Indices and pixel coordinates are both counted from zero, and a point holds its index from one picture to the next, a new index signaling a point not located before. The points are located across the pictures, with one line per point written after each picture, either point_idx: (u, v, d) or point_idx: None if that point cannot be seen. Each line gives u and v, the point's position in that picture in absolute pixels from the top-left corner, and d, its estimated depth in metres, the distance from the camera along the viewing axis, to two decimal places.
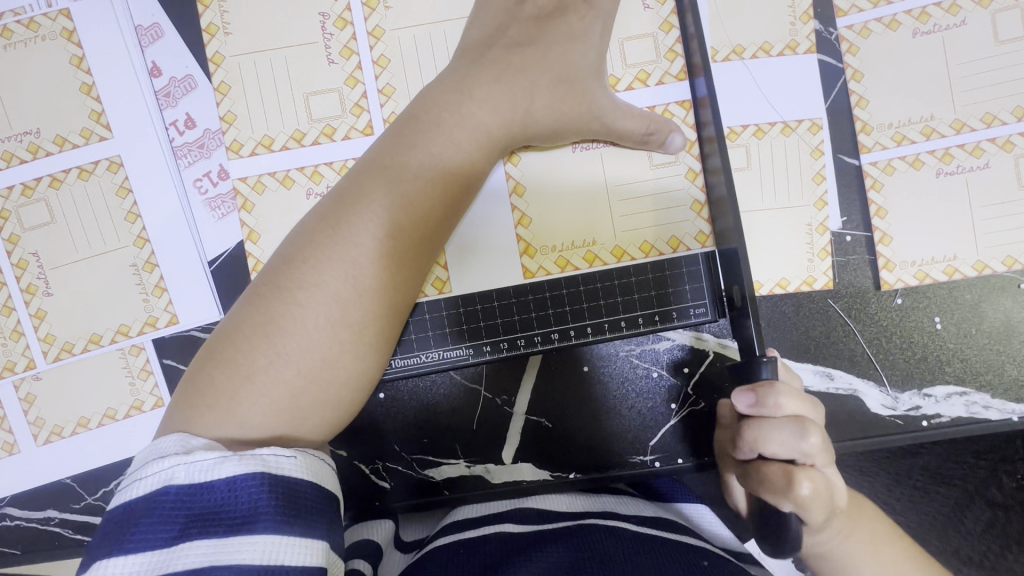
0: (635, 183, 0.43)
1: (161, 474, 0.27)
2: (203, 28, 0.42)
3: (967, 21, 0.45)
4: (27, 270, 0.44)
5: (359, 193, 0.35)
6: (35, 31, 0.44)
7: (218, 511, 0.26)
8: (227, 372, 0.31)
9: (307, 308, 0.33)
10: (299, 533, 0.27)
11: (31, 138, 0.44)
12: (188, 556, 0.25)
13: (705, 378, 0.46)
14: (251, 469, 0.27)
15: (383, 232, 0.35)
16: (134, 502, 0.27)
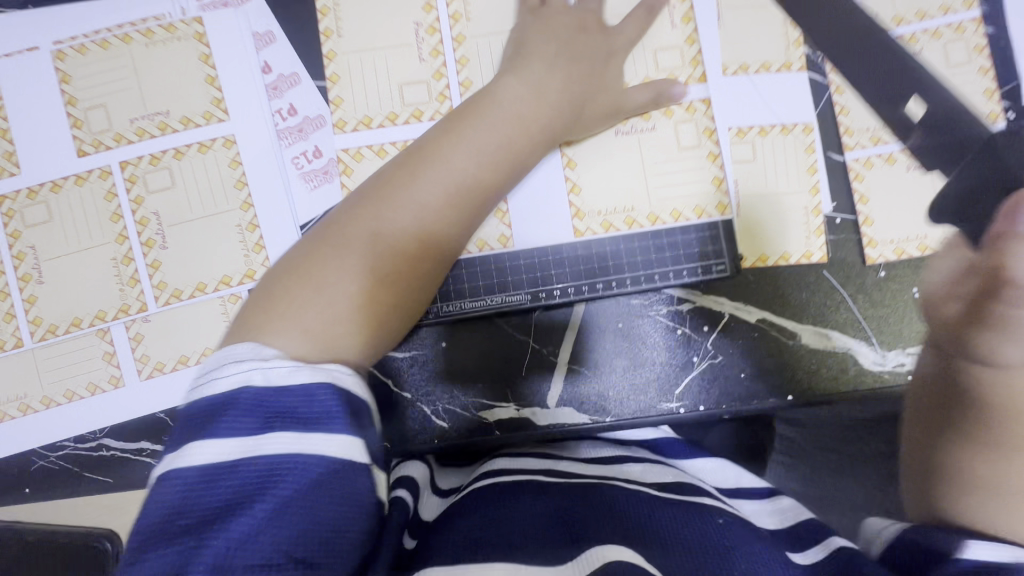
0: (666, 165, 0.54)
1: (241, 374, 0.33)
2: (322, 31, 0.53)
3: (924, 50, 0.55)
4: (148, 227, 0.51)
5: (433, 157, 0.46)
6: (173, 33, 0.53)
7: (296, 409, 0.32)
8: (305, 282, 0.39)
9: (371, 241, 0.42)
10: (360, 437, 0.34)
11: (161, 118, 0.52)
12: (272, 442, 0.31)
13: (723, 335, 0.54)
14: (321, 380, 0.34)
15: (449, 187, 0.45)
16: (219, 397, 0.32)
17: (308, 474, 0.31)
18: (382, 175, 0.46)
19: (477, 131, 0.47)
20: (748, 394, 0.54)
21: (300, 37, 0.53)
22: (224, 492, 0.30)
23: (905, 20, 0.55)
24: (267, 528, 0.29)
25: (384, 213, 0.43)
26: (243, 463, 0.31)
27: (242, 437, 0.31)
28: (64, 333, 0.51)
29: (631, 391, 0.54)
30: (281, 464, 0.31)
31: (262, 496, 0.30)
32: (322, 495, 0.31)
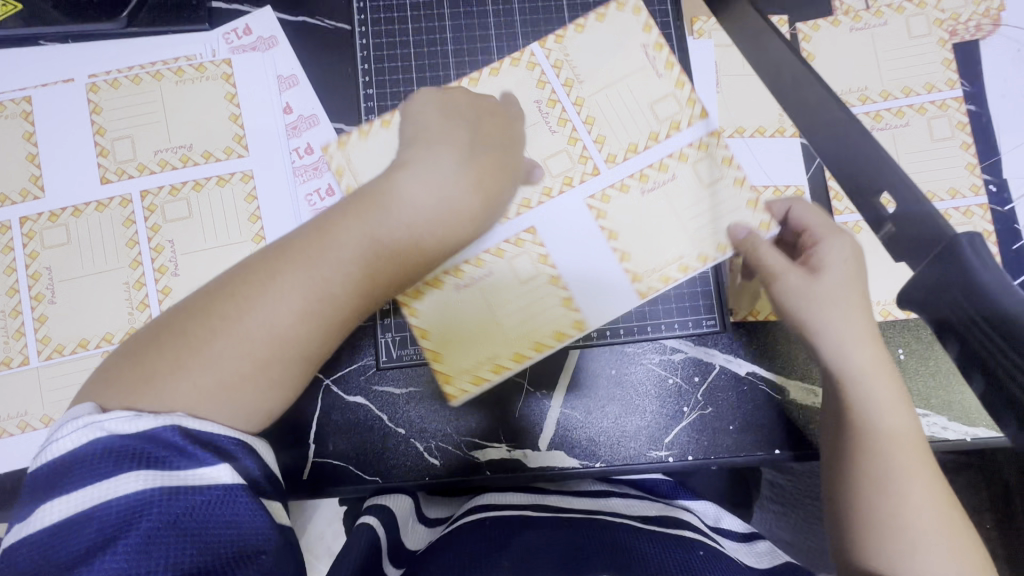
0: (677, 216, 0.54)
1: (81, 432, 0.35)
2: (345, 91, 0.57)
3: (909, 123, 0.58)
4: (162, 254, 0.53)
5: (307, 254, 0.40)
6: (202, 72, 0.56)
7: (144, 451, 0.34)
8: (175, 371, 0.37)
9: (217, 339, 0.38)
10: (222, 464, 0.36)
11: (184, 151, 0.55)
12: (123, 486, 0.33)
13: (713, 386, 0.56)
14: (169, 423, 0.36)
15: (312, 296, 0.39)
16: (63, 456, 0.34)
17: (173, 505, 0.34)
18: (250, 261, 0.41)
19: (353, 234, 0.41)
20: (735, 445, 0.55)
21: (327, 85, 0.57)
22: (86, 538, 0.32)
23: (891, 95, 0.59)
24: (135, 558, 0.32)
25: (240, 305, 0.39)
26: (96, 511, 0.33)
27: (92, 488, 0.33)
28: (71, 353, 0.52)
29: (620, 438, 0.55)
30: (137, 504, 0.33)
31: (123, 534, 0.32)
32: (190, 521, 0.34)
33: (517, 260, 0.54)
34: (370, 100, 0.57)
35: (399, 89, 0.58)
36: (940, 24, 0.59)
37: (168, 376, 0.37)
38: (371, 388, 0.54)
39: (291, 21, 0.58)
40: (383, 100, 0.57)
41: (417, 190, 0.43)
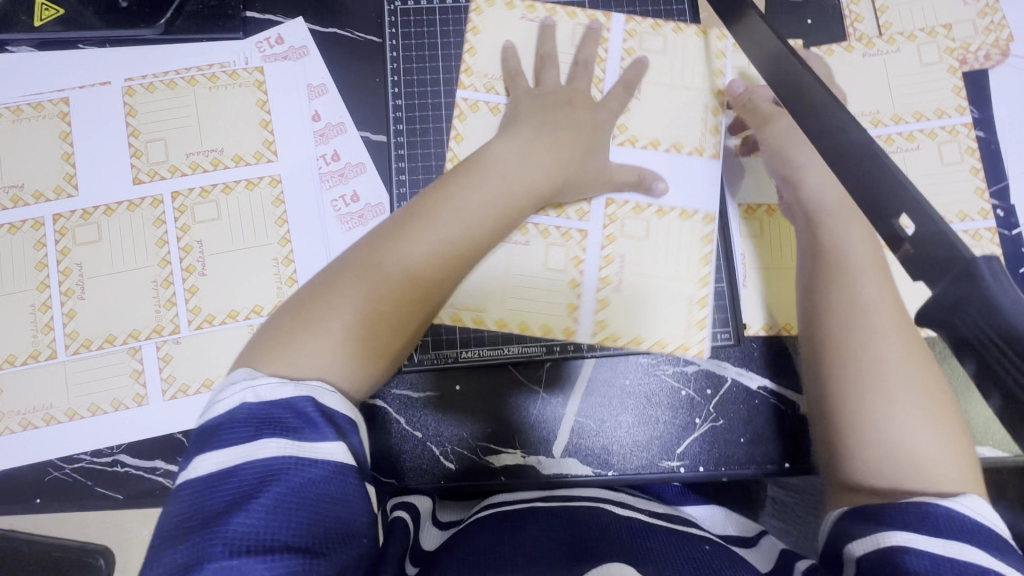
0: (692, 235, 0.57)
1: (238, 395, 0.37)
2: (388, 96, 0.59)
3: (920, 147, 0.60)
4: (190, 254, 0.54)
5: (422, 212, 0.47)
6: (236, 79, 0.58)
7: (283, 420, 0.36)
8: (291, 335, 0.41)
9: (337, 303, 0.43)
10: (342, 442, 0.37)
11: (215, 154, 0.56)
12: (263, 449, 0.34)
13: (725, 399, 0.57)
14: (305, 394, 0.38)
15: (433, 243, 0.45)
16: (220, 416, 0.36)
17: (302, 476, 0.34)
18: (377, 231, 0.47)
19: (469, 193, 0.48)
20: (746, 458, 0.56)
21: (356, 95, 0.59)
22: (227, 495, 0.33)
23: (902, 119, 0.60)
24: (270, 520, 0.32)
25: (377, 259, 0.45)
26: (240, 470, 0.34)
27: (238, 448, 0.35)
28: (97, 348, 0.53)
29: (633, 447, 0.56)
30: (274, 469, 0.34)
31: (258, 496, 0.33)
32: (315, 493, 0.34)
33: (552, 249, 0.57)
34: (398, 109, 0.59)
35: (427, 100, 0.59)
36: (951, 53, 0.61)
37: (292, 342, 0.41)
38: (390, 391, 0.55)
39: (322, 32, 0.60)
40: (411, 110, 0.59)
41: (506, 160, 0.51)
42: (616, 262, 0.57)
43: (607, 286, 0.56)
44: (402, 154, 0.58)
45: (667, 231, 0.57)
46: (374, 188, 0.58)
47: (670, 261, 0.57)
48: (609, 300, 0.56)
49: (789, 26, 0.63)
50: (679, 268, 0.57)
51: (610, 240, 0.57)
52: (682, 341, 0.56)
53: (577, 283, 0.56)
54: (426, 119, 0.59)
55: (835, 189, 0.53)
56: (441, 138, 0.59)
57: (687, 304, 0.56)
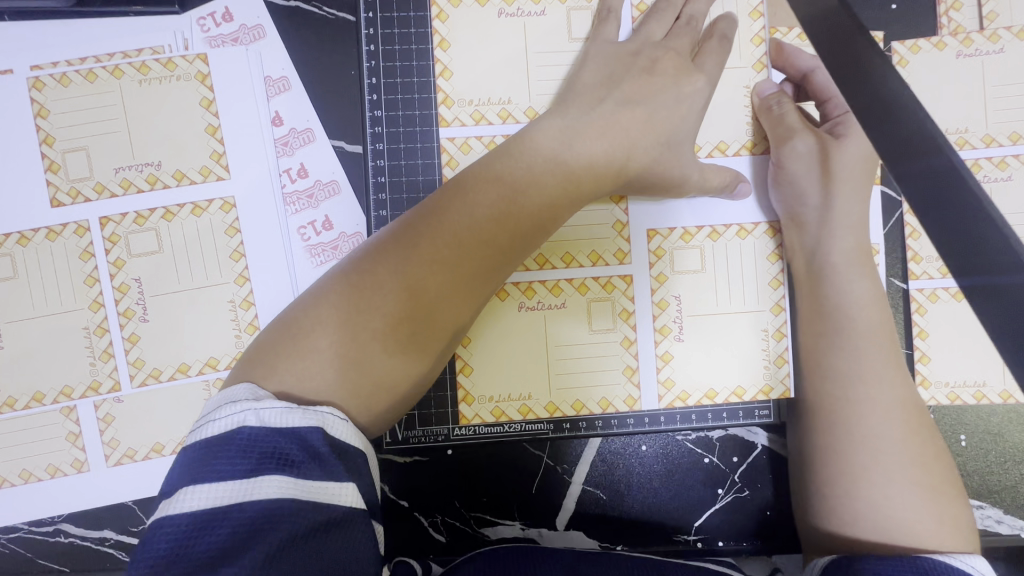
0: (735, 286, 0.47)
1: (236, 415, 0.31)
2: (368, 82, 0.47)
3: (1013, 177, 0.49)
4: (127, 295, 0.45)
5: (491, 165, 0.40)
6: (172, 70, 0.46)
7: (290, 452, 0.30)
8: (293, 346, 0.36)
9: (348, 300, 0.37)
10: (352, 483, 0.32)
11: (151, 170, 0.46)
12: (263, 488, 0.28)
13: (753, 468, 0.50)
14: (314, 423, 0.32)
15: (503, 201, 0.39)
16: (210, 439, 0.30)
17: (305, 518, 0.29)
18: (392, 222, 0.40)
19: (493, 185, 0.39)
20: (771, 532, 0.50)
21: (324, 89, 0.47)
22: (215, 541, 0.27)
23: (995, 141, 0.50)
24: None
25: (375, 267, 0.37)
26: (233, 510, 0.28)
27: (231, 483, 0.28)
28: (24, 408, 0.45)
29: (647, 517, 0.50)
30: (275, 512, 0.28)
31: (254, 545, 0.27)
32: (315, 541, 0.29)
33: (596, 306, 0.47)
34: (376, 115, 0.46)
35: (412, 110, 0.46)
36: None
37: (291, 358, 0.35)
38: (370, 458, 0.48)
39: (279, 5, 0.47)
40: (393, 123, 0.46)
41: (550, 143, 0.41)
42: (671, 305, 0.47)
43: (664, 337, 0.47)
44: (382, 181, 0.46)
45: (734, 257, 0.47)
46: (349, 214, 0.47)
47: (735, 290, 0.47)
48: (672, 354, 0.47)
49: (867, 13, 0.51)
50: (748, 300, 0.47)
51: (661, 280, 0.47)
52: (758, 384, 0.47)
53: (631, 342, 0.48)
54: (413, 136, 0.46)
55: (852, 236, 0.45)
56: (429, 151, 0.46)
57: (759, 338, 0.47)
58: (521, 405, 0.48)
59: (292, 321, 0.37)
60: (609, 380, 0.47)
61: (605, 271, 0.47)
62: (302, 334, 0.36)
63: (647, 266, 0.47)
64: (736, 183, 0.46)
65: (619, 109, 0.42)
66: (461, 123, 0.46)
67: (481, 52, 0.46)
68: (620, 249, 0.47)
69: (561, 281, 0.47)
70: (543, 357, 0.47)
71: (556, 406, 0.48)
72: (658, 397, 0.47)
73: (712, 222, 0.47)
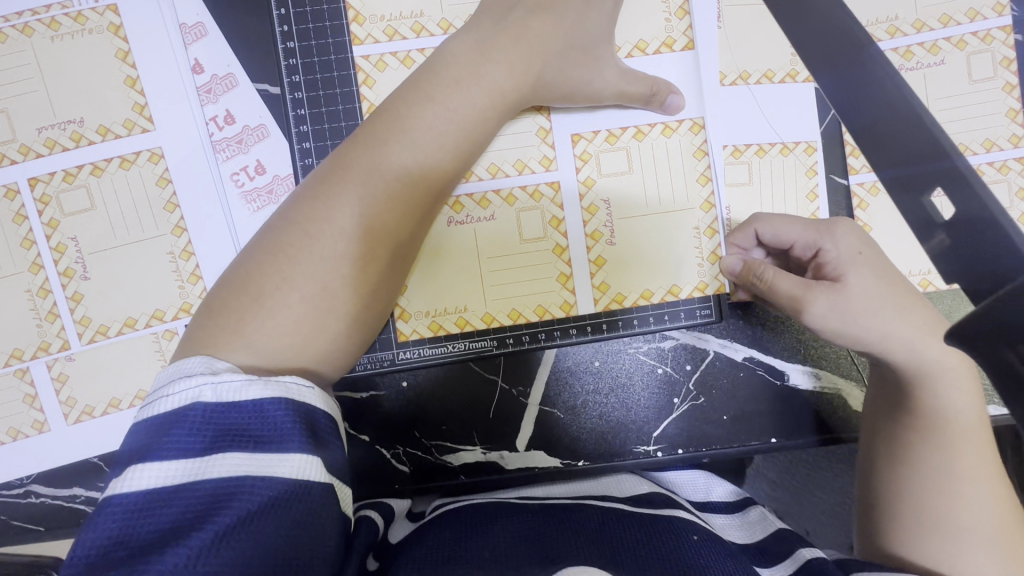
0: (667, 183, 0.45)
1: (191, 391, 0.29)
2: (277, 15, 0.45)
3: (945, 61, 0.49)
4: (65, 254, 0.45)
5: (419, 91, 0.40)
6: (82, 24, 0.45)
7: (248, 428, 0.28)
8: (247, 296, 0.34)
9: (299, 244, 0.36)
10: (319, 458, 0.30)
11: (75, 127, 0.45)
12: (218, 466, 0.27)
13: (707, 375, 0.51)
14: (276, 395, 0.29)
15: (452, 125, 0.40)
16: (163, 416, 0.28)
17: (260, 495, 0.27)
18: (325, 161, 0.40)
19: (428, 110, 0.39)
20: (729, 437, 0.51)
21: (239, 30, 0.46)
22: (166, 519, 0.26)
23: (926, 25, 0.49)
24: (211, 559, 0.25)
25: (325, 211, 0.37)
26: (186, 488, 0.27)
27: (185, 460, 0.27)
28: None
29: (608, 431, 0.50)
30: (229, 489, 0.27)
31: (205, 525, 0.26)
32: (273, 520, 0.27)
33: (526, 215, 0.45)
34: (292, 51, 0.45)
35: (325, 39, 0.45)
36: None
37: (248, 310, 0.34)
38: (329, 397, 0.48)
39: None
40: (308, 55, 0.45)
41: (463, 57, 0.41)
42: (602, 210, 0.45)
43: (597, 243, 0.45)
44: (302, 114, 0.46)
45: (660, 156, 0.45)
46: (280, 156, 0.47)
47: (665, 188, 0.45)
48: (605, 258, 0.45)
49: None
50: (677, 196, 0.45)
51: (589, 185, 0.45)
52: (694, 282, 0.46)
53: (564, 249, 0.45)
54: (329, 65, 0.45)
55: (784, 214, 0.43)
56: (348, 80, 0.45)
57: (692, 237, 0.46)
58: (457, 319, 0.46)
59: (246, 277, 0.35)
60: (544, 287, 0.46)
61: (532, 179, 0.45)
62: (264, 295, 0.34)
63: (574, 171, 0.45)
64: (662, 88, 0.44)
65: (530, 20, 0.42)
66: (374, 41, 0.45)
67: None
68: (547, 155, 0.45)
69: (487, 193, 0.45)
70: (479, 273, 0.45)
71: (491, 318, 0.46)
72: (593, 301, 0.46)
73: (636, 121, 0.45)
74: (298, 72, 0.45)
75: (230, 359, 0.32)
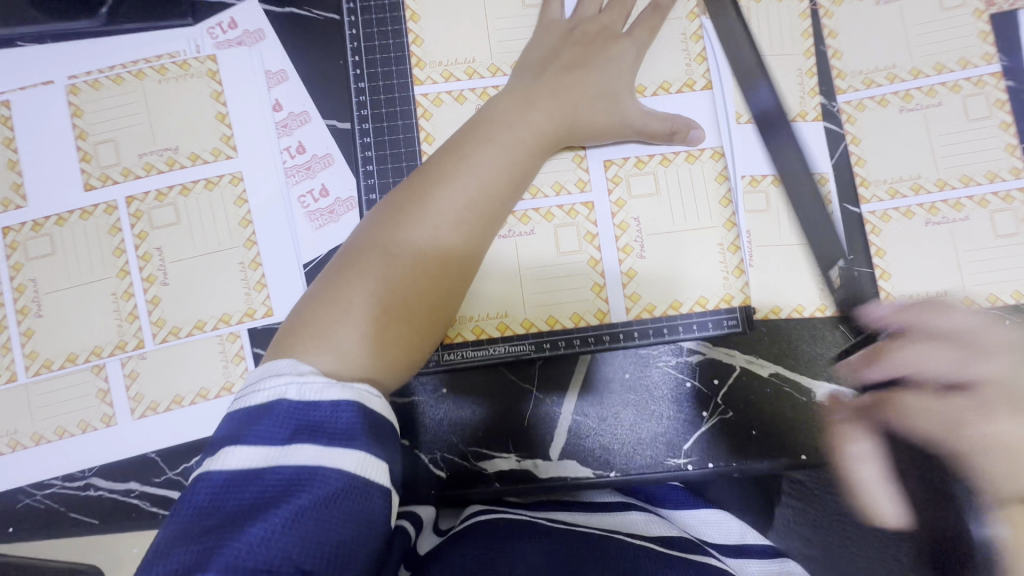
0: (695, 204, 0.50)
1: (278, 388, 0.33)
2: (348, 65, 0.53)
3: (943, 102, 0.54)
4: (150, 262, 0.51)
5: (478, 135, 0.46)
6: (186, 70, 0.53)
7: (323, 425, 0.32)
8: (332, 305, 0.39)
9: (377, 261, 0.40)
10: (380, 460, 0.33)
11: (170, 154, 0.52)
12: (296, 453, 0.31)
13: (734, 390, 0.52)
14: (350, 397, 0.33)
15: (505, 162, 0.45)
16: (254, 407, 0.33)
17: (324, 488, 0.30)
18: (395, 191, 0.45)
19: (488, 151, 0.45)
20: (758, 450, 0.52)
21: (316, 76, 0.54)
22: (248, 497, 0.30)
23: (923, 72, 0.54)
24: (283, 536, 0.28)
25: (402, 234, 0.42)
26: (266, 471, 0.31)
27: (269, 447, 0.31)
28: (59, 368, 0.50)
29: (641, 445, 0.52)
30: (302, 476, 0.30)
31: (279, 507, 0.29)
32: (336, 509, 0.30)
33: (562, 231, 0.50)
34: (361, 92, 0.53)
35: (390, 80, 0.52)
36: None
37: (333, 315, 0.38)
38: None
39: (275, 11, 0.54)
40: (374, 94, 0.52)
41: (512, 97, 0.48)
42: (632, 227, 0.50)
43: (629, 256, 0.50)
44: (366, 142, 0.52)
45: (685, 179, 0.50)
46: (343, 180, 0.53)
47: (691, 208, 0.50)
48: (636, 270, 0.50)
49: None
50: (701, 216, 0.50)
51: (620, 205, 0.50)
52: (720, 293, 0.50)
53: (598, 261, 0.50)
54: (392, 102, 0.52)
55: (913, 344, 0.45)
56: (409, 115, 0.52)
57: (716, 252, 0.50)
58: (498, 323, 0.50)
59: (331, 291, 0.40)
60: (580, 296, 0.50)
61: (568, 199, 0.50)
62: (349, 303, 0.39)
63: (607, 193, 0.50)
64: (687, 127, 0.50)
65: (567, 71, 0.49)
66: (432, 82, 0.52)
67: (448, 27, 0.52)
68: (582, 177, 0.50)
69: (529, 210, 0.50)
70: (520, 280, 0.50)
71: (531, 324, 0.50)
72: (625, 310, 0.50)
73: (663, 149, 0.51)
74: (364, 110, 0.53)
75: (316, 360, 0.36)
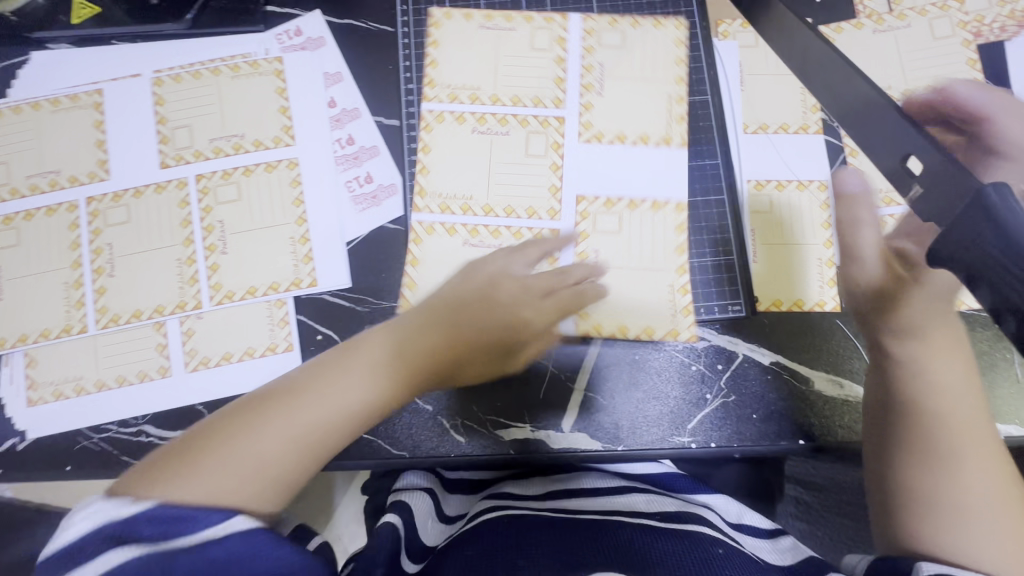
0: (703, 202, 0.59)
1: (85, 520, 0.34)
2: (400, 71, 0.61)
3: None
4: (212, 233, 0.57)
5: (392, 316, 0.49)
6: (256, 68, 0.61)
7: (155, 533, 0.34)
8: (208, 442, 0.40)
9: (281, 409, 0.42)
10: (237, 514, 0.36)
11: (237, 140, 0.59)
12: (121, 555, 0.33)
13: (737, 376, 0.56)
14: (170, 510, 0.35)
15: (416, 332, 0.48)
16: (69, 546, 0.34)
17: (217, 552, 0.34)
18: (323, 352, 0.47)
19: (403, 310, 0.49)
20: (761, 433, 0.55)
21: (369, 79, 0.61)
22: None
23: (915, 94, 0.60)
24: None
25: (322, 381, 0.44)
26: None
27: (101, 557, 0.33)
28: (126, 322, 0.56)
29: (648, 423, 0.55)
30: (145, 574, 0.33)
31: None
32: (219, 554, 0.34)
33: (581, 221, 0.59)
34: (410, 94, 0.61)
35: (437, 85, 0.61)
36: (964, 27, 0.60)
37: (222, 451, 0.39)
38: None
39: (338, 23, 0.62)
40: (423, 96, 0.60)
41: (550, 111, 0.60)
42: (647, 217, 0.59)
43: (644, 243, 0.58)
44: (413, 136, 0.60)
45: (694, 181, 0.60)
46: (387, 170, 0.59)
47: (696, 207, 0.59)
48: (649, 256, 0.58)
49: (798, 6, 0.62)
50: (707, 212, 0.59)
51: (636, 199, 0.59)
52: (725, 283, 0.58)
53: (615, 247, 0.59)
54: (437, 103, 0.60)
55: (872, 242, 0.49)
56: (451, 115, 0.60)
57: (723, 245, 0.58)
58: None
59: (243, 404, 0.42)
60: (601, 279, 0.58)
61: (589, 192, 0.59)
62: (251, 429, 0.40)
63: (626, 189, 0.59)
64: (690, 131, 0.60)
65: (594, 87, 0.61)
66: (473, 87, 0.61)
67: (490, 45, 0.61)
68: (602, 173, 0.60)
69: (553, 201, 0.59)
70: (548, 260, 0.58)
71: None
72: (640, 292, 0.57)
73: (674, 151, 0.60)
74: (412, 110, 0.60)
75: (174, 480, 0.37)
